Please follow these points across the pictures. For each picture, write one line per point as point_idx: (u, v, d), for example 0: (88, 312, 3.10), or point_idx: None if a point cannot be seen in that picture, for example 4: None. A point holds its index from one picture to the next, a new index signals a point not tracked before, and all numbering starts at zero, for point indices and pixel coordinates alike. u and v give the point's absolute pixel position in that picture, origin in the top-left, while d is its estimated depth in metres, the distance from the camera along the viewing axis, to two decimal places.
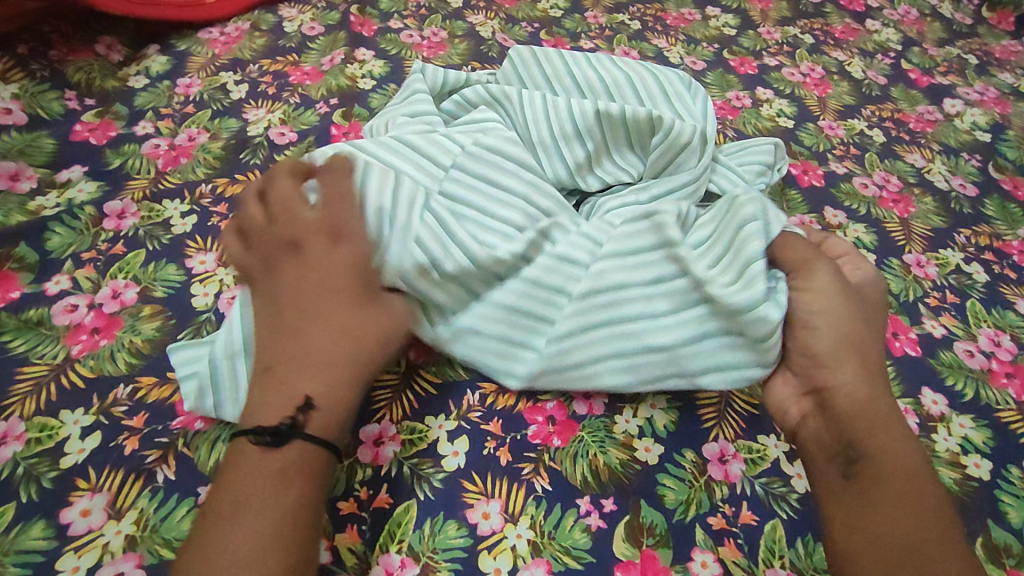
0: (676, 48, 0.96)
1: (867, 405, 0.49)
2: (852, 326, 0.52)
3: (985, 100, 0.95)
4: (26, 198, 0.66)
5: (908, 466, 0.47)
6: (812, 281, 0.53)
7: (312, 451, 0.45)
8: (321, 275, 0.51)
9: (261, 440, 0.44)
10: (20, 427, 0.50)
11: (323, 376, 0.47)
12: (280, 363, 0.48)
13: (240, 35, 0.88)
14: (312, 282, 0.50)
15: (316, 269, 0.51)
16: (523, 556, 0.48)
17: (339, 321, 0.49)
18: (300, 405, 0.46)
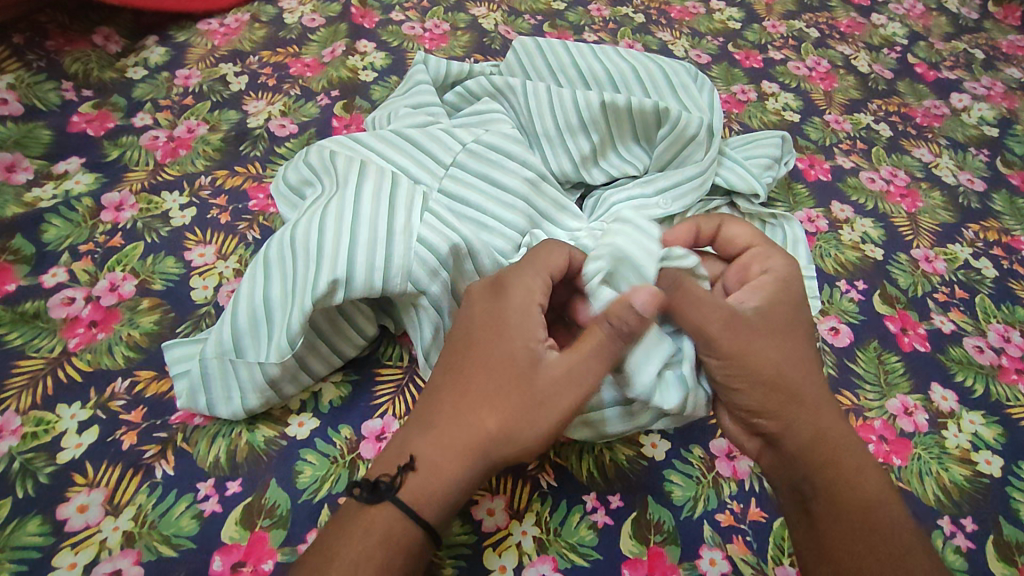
0: (681, 41, 0.95)
1: (812, 442, 0.47)
2: (777, 366, 0.48)
3: (992, 95, 0.94)
4: (22, 189, 0.65)
5: (867, 495, 0.46)
6: (718, 339, 0.48)
7: (404, 517, 0.42)
8: (502, 329, 0.46)
9: (365, 488, 0.42)
10: (16, 421, 0.49)
11: (439, 440, 0.43)
12: (418, 432, 0.44)
13: (239, 27, 0.87)
14: (497, 335, 0.45)
15: (499, 319, 0.46)
16: (528, 553, 0.47)
17: (472, 409, 0.44)
18: (403, 462, 0.43)
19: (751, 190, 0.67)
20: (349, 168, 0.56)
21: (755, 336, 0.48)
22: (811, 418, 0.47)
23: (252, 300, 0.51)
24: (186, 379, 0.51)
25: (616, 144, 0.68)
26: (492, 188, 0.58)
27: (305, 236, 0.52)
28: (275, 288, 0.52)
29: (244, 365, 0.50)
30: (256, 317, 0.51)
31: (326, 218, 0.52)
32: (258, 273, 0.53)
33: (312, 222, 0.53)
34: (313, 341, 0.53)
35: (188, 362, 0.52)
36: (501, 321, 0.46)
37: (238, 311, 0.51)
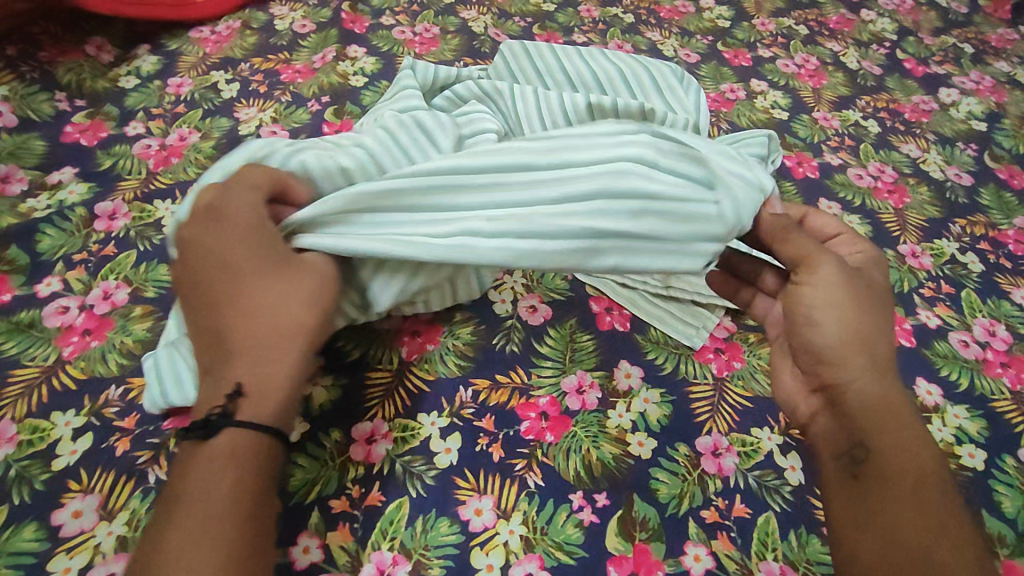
0: (670, 41, 0.96)
1: (885, 398, 0.46)
2: (869, 318, 0.47)
3: (981, 89, 0.94)
4: (16, 199, 0.65)
5: (919, 470, 0.44)
6: (814, 269, 0.47)
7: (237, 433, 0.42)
8: (217, 235, 0.47)
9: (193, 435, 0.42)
10: (11, 429, 0.50)
11: (254, 357, 0.44)
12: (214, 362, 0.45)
13: (231, 34, 0.87)
14: (228, 239, 0.47)
15: (218, 221, 0.48)
16: (515, 552, 0.48)
17: (235, 313, 0.45)
18: (230, 392, 0.43)
19: None
20: (296, 155, 0.55)
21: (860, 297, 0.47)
22: (876, 377, 0.46)
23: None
24: (149, 365, 0.52)
25: None
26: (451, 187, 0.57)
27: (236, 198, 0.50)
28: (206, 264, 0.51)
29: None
30: None
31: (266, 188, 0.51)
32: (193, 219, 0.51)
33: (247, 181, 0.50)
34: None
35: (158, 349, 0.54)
36: (222, 223, 0.48)
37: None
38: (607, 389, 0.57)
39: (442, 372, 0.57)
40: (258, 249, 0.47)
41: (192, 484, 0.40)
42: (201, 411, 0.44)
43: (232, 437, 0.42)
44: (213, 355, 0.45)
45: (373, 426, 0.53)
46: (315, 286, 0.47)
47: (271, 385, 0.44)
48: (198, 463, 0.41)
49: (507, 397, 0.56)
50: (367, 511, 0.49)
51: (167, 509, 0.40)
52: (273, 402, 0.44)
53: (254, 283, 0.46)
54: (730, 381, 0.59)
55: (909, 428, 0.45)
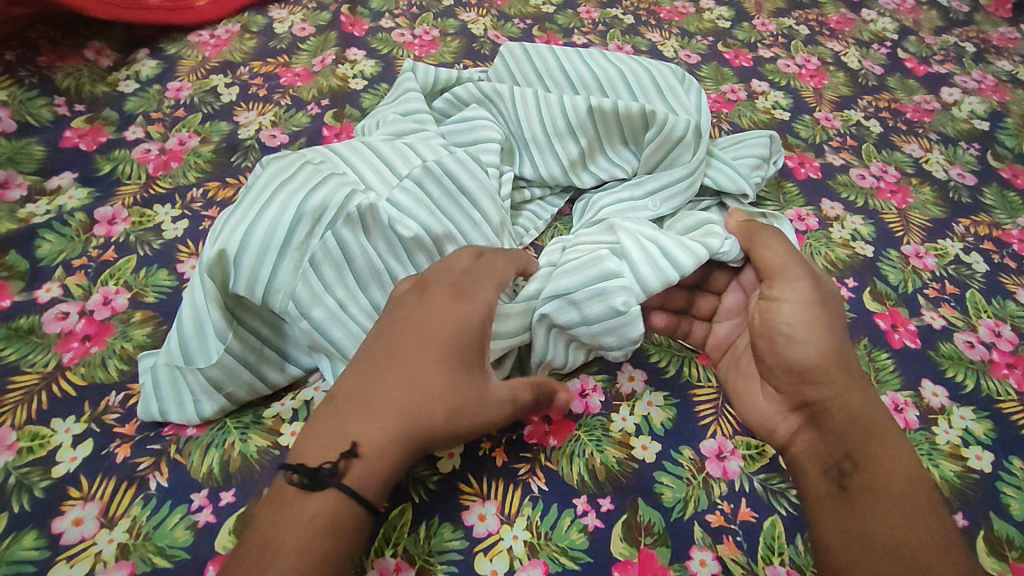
0: (670, 42, 0.95)
1: (863, 411, 0.51)
2: (836, 335, 0.53)
3: (983, 88, 0.94)
4: (16, 205, 0.65)
5: (909, 473, 0.48)
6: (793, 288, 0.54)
7: (348, 503, 0.41)
8: (451, 308, 0.48)
9: (296, 480, 0.42)
10: (11, 437, 0.50)
11: (387, 428, 0.44)
12: (346, 403, 0.45)
13: (230, 38, 0.87)
14: (426, 318, 0.47)
15: (455, 296, 0.49)
16: (519, 558, 0.48)
17: (404, 377, 0.45)
18: (347, 449, 0.43)
19: (740, 190, 0.67)
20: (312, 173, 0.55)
21: (833, 321, 0.54)
22: (856, 391, 0.52)
23: (195, 305, 0.51)
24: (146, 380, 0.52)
25: (605, 148, 0.68)
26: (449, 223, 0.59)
27: (270, 228, 0.51)
28: (207, 288, 0.50)
29: (192, 372, 0.51)
30: (201, 325, 0.52)
31: (302, 214, 0.52)
32: (223, 233, 0.51)
33: (291, 206, 0.52)
34: (262, 348, 0.54)
35: (153, 358, 0.54)
36: (443, 302, 0.48)
37: (184, 317, 0.52)
38: (610, 392, 0.57)
39: None
40: (435, 333, 0.47)
41: (284, 533, 0.40)
42: (311, 459, 0.43)
43: (332, 502, 0.41)
44: (343, 400, 0.45)
45: None
46: (473, 401, 0.46)
47: (385, 461, 0.43)
48: (295, 512, 0.41)
49: None
50: None
51: (259, 550, 0.40)
52: (377, 481, 0.43)
53: (417, 351, 0.46)
54: None
55: (891, 439, 0.49)
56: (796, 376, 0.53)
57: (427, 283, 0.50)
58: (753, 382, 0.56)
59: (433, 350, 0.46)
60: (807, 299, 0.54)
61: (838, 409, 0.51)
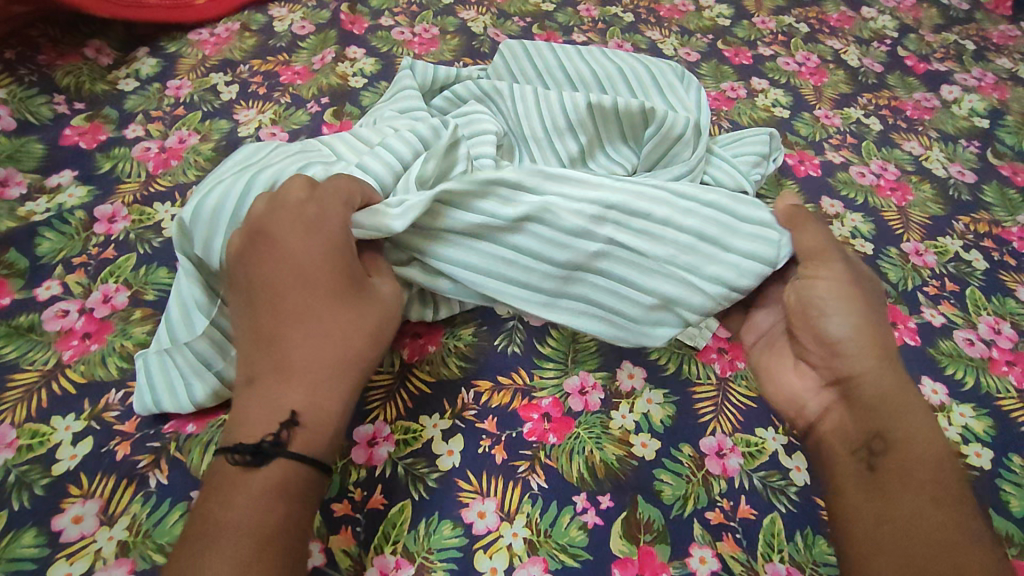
0: (670, 40, 0.95)
1: (896, 392, 0.49)
2: (869, 317, 0.52)
3: (983, 86, 0.94)
4: (15, 204, 0.65)
5: (938, 457, 0.47)
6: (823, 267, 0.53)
7: (296, 466, 0.43)
8: (308, 245, 0.47)
9: (241, 459, 0.42)
10: (11, 434, 0.50)
11: (308, 385, 0.45)
12: (262, 374, 0.45)
13: (230, 36, 0.87)
14: (300, 258, 0.46)
15: (308, 232, 0.47)
16: (519, 555, 0.48)
17: (319, 327, 0.46)
18: (286, 419, 0.44)
19: (738, 188, 0.67)
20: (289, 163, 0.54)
21: (863, 303, 0.52)
22: (887, 369, 0.50)
23: (180, 294, 0.53)
24: (141, 368, 0.53)
25: (605, 145, 0.68)
26: None
27: (223, 202, 0.51)
28: (187, 267, 0.52)
29: (181, 353, 0.52)
30: (188, 313, 0.53)
31: (254, 186, 0.52)
32: (190, 207, 0.52)
33: (245, 183, 0.52)
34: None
35: (149, 350, 0.54)
36: (308, 240, 0.47)
37: (172, 307, 0.54)
38: (610, 390, 0.57)
39: (444, 374, 0.56)
40: (325, 272, 0.46)
41: (230, 513, 0.40)
42: (248, 437, 0.43)
43: (281, 469, 0.42)
44: (259, 374, 0.45)
45: (374, 429, 0.52)
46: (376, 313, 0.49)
47: (326, 412, 0.45)
48: (240, 491, 0.41)
49: (508, 399, 0.55)
50: (369, 514, 0.48)
51: (207, 527, 0.40)
52: (328, 437, 0.45)
53: (308, 295, 0.46)
54: (733, 380, 0.58)
55: (922, 422, 0.48)
56: (829, 353, 0.52)
57: (270, 231, 0.47)
58: (785, 363, 0.56)
59: (336, 296, 0.47)
60: (838, 279, 0.52)
61: (870, 390, 0.50)
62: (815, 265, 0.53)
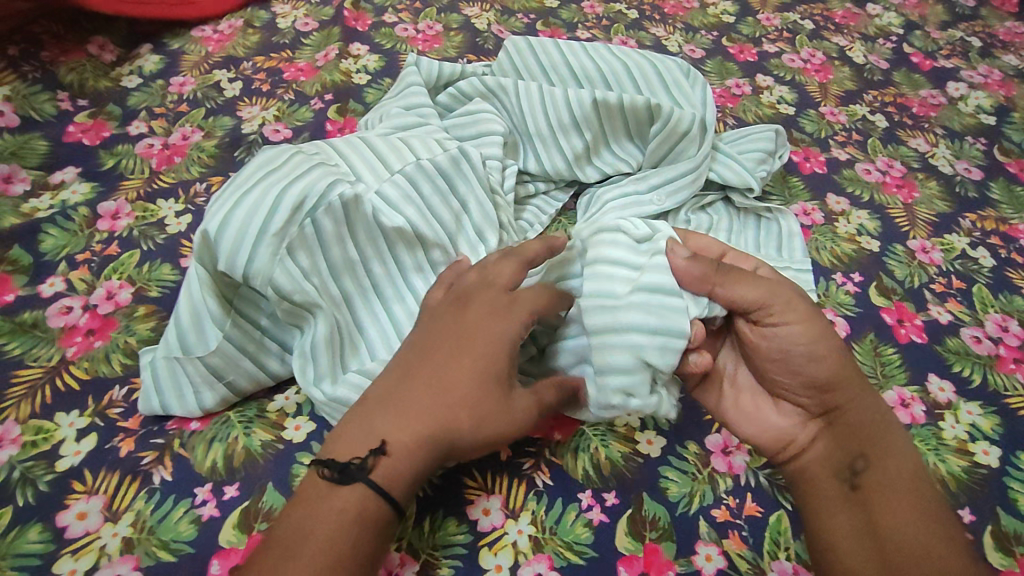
0: (674, 36, 0.95)
1: (877, 420, 0.50)
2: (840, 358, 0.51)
3: (989, 83, 0.93)
4: (19, 200, 0.65)
5: (915, 470, 0.49)
6: (787, 312, 0.50)
7: (374, 498, 0.42)
8: (481, 321, 0.48)
9: (328, 474, 0.43)
10: (16, 430, 0.50)
11: (412, 433, 0.44)
12: (373, 398, 0.46)
13: (233, 33, 0.87)
14: (467, 328, 0.48)
15: (493, 313, 0.48)
16: (524, 552, 0.47)
17: (448, 391, 0.45)
18: (375, 447, 0.43)
19: (744, 185, 0.67)
20: (302, 163, 0.54)
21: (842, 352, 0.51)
22: (866, 395, 0.51)
23: (192, 297, 0.52)
24: (146, 373, 0.52)
25: (609, 142, 0.68)
26: (439, 202, 0.58)
27: (250, 214, 0.50)
28: (201, 275, 0.51)
29: (191, 362, 0.51)
30: (197, 313, 0.52)
31: (280, 202, 0.51)
32: (210, 214, 0.51)
33: (269, 197, 0.51)
34: (262, 339, 0.54)
35: (154, 351, 0.54)
36: (487, 312, 0.48)
37: (180, 307, 0.52)
38: None
39: None
40: (482, 346, 0.47)
41: (319, 523, 0.41)
42: (341, 452, 0.44)
43: (364, 496, 0.42)
44: (370, 399, 0.46)
45: None
46: (508, 409, 0.46)
47: (411, 461, 0.43)
48: (326, 510, 0.42)
49: None
50: None
51: (286, 539, 0.41)
52: (401, 482, 0.43)
53: (462, 363, 0.46)
54: None
55: (897, 436, 0.50)
56: (817, 391, 0.51)
57: (461, 298, 0.50)
58: (760, 402, 0.54)
59: (471, 371, 0.46)
60: (792, 314, 0.50)
61: (848, 413, 0.51)
62: (773, 310, 0.50)
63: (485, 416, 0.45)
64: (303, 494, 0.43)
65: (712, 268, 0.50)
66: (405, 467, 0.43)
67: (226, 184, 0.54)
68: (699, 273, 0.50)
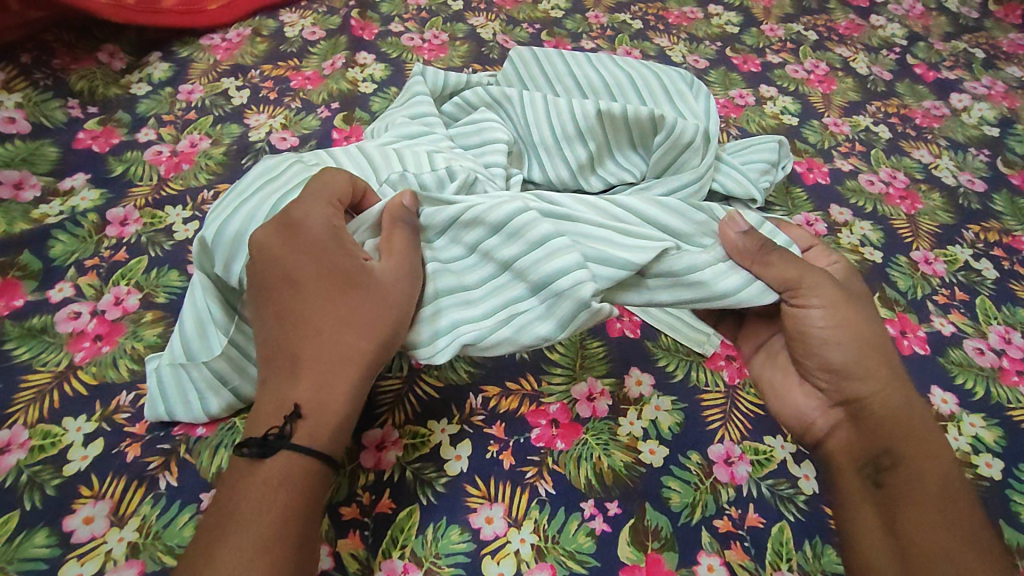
0: (678, 47, 0.95)
1: (899, 411, 0.51)
2: (862, 350, 0.52)
3: (993, 95, 0.93)
4: (30, 206, 0.66)
5: (941, 467, 0.49)
6: (816, 295, 0.51)
7: (300, 457, 0.43)
8: (317, 252, 0.47)
9: (243, 452, 0.43)
10: (24, 435, 0.51)
11: (314, 380, 0.44)
12: (270, 367, 0.46)
13: (241, 41, 0.88)
14: (315, 265, 0.47)
15: (318, 248, 0.47)
16: (526, 561, 0.48)
17: (330, 326, 0.46)
18: (289, 413, 0.44)
19: (748, 195, 0.67)
20: (301, 172, 0.55)
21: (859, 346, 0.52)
22: (893, 391, 0.51)
23: (197, 304, 0.53)
24: (152, 379, 0.53)
25: (614, 152, 0.69)
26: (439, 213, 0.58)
27: (246, 221, 0.51)
28: (204, 282, 0.52)
29: (196, 368, 0.52)
30: (202, 320, 0.53)
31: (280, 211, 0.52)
32: (209, 222, 0.52)
33: (266, 205, 0.52)
34: None
35: (160, 357, 0.54)
36: (298, 242, 0.47)
37: (186, 315, 0.53)
38: (618, 396, 0.57)
39: (451, 378, 0.56)
40: (327, 272, 0.47)
41: (246, 501, 0.41)
42: (256, 431, 0.44)
43: (287, 462, 0.42)
44: (269, 372, 0.46)
45: (383, 433, 0.53)
46: (379, 293, 0.47)
47: (329, 404, 0.44)
48: (252, 483, 0.42)
49: (516, 404, 0.55)
50: (378, 519, 0.49)
51: (218, 522, 0.41)
52: (329, 429, 0.44)
53: (315, 295, 0.46)
54: (742, 388, 0.58)
55: (924, 430, 0.51)
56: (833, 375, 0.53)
57: (288, 236, 0.48)
58: (791, 380, 0.56)
59: (343, 301, 0.46)
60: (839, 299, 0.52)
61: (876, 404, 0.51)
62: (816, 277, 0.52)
63: (374, 321, 0.46)
64: (228, 475, 0.43)
65: (767, 240, 0.51)
66: (326, 410, 0.44)
67: (228, 191, 0.55)
68: (754, 247, 0.51)
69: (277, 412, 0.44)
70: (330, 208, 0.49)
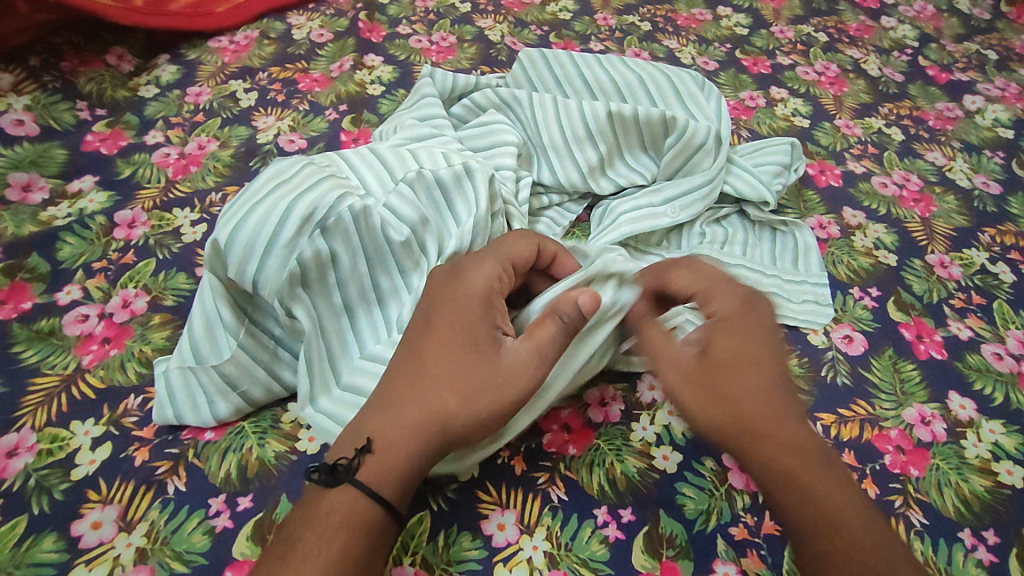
0: (688, 49, 0.95)
1: (788, 456, 0.45)
2: (741, 397, 0.47)
3: (1007, 96, 0.92)
4: (38, 208, 0.66)
5: (832, 506, 0.44)
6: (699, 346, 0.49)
7: (361, 498, 0.43)
8: (450, 305, 0.48)
9: (318, 477, 0.43)
10: (32, 438, 0.50)
11: (404, 426, 0.45)
12: (373, 401, 0.47)
13: (249, 43, 0.88)
14: (451, 318, 0.48)
15: (455, 303, 0.48)
16: (540, 569, 0.47)
17: (436, 382, 0.46)
18: (360, 445, 0.45)
19: (760, 198, 0.67)
20: (310, 174, 0.55)
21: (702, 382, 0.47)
22: (780, 430, 0.46)
23: (205, 307, 0.52)
24: (160, 382, 0.52)
25: (624, 154, 0.68)
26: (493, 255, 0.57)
27: (259, 223, 0.51)
28: (213, 284, 0.51)
29: (204, 371, 0.51)
30: (210, 325, 0.52)
31: (291, 214, 0.51)
32: (221, 224, 0.52)
33: (279, 207, 0.52)
34: (275, 348, 0.54)
35: (167, 360, 0.54)
36: (452, 286, 0.49)
37: (194, 318, 0.53)
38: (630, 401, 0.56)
39: None
40: (461, 324, 0.48)
41: (305, 534, 0.42)
42: (334, 454, 0.45)
43: (350, 499, 0.43)
44: (376, 401, 0.47)
45: None
46: (494, 373, 0.46)
47: (398, 454, 0.44)
48: (316, 518, 0.42)
49: None
50: None
51: (282, 549, 0.41)
52: (388, 476, 0.44)
53: (439, 341, 0.47)
54: None
55: (823, 470, 0.45)
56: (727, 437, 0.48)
57: (451, 284, 0.50)
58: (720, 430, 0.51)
59: (456, 364, 0.46)
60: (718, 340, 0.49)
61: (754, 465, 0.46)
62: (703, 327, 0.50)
63: (471, 399, 0.45)
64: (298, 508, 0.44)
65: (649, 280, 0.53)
66: (394, 459, 0.44)
67: (241, 192, 0.54)
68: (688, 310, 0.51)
69: (356, 438, 0.45)
70: (500, 266, 0.50)
